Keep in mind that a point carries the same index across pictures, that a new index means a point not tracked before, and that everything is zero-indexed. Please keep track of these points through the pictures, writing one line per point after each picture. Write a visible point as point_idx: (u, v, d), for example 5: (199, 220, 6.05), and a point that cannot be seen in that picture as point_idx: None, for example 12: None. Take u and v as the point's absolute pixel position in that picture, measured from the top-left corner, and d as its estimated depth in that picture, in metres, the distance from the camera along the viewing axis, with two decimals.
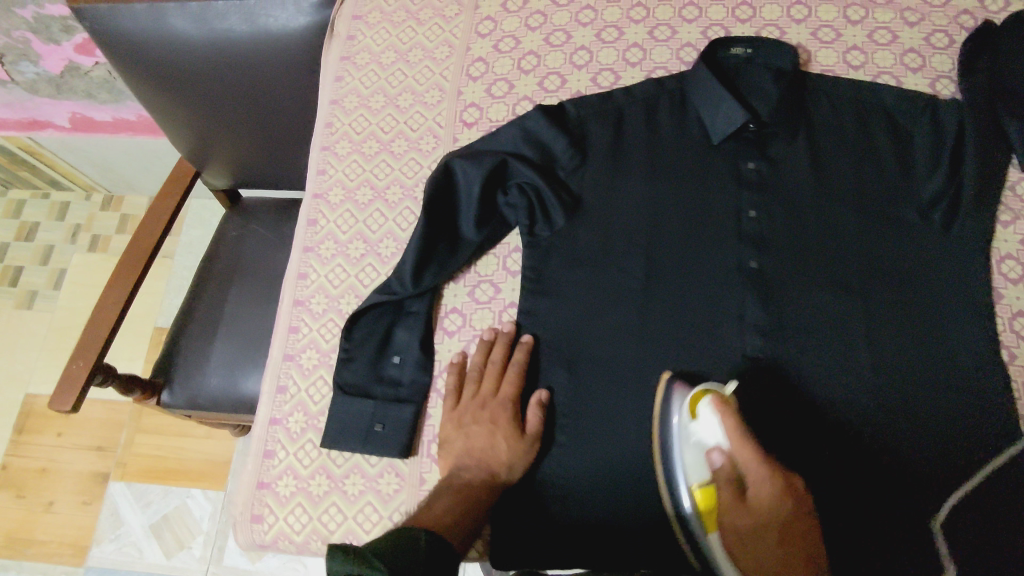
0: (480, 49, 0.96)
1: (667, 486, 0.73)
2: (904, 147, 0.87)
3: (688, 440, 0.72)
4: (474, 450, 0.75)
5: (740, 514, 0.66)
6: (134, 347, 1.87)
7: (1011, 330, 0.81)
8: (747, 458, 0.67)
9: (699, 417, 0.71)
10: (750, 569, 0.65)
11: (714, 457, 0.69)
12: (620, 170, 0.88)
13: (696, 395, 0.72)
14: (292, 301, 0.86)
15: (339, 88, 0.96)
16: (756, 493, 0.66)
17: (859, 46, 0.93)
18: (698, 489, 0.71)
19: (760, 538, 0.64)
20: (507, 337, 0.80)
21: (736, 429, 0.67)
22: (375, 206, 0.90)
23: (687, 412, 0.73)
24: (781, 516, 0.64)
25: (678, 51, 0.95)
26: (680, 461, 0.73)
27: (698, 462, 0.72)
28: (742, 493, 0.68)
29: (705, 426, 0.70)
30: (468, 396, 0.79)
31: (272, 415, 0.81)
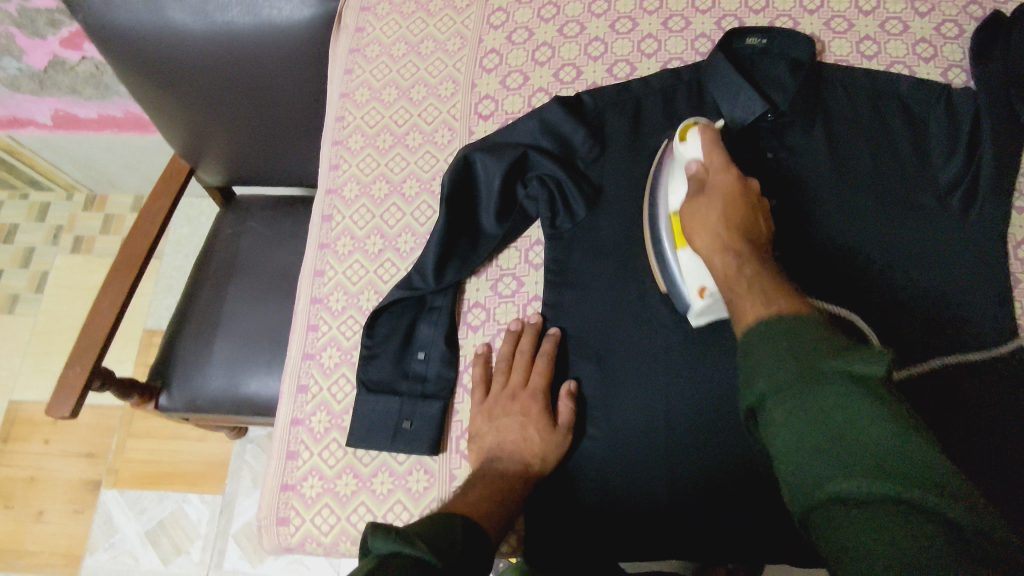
0: (494, 41, 0.96)
1: (652, 217, 0.78)
2: (920, 134, 0.87)
3: (676, 163, 0.77)
4: (507, 441, 0.73)
5: (696, 194, 0.71)
6: (124, 350, 1.82)
7: None
8: (718, 169, 0.71)
9: (688, 139, 0.75)
10: (698, 232, 0.68)
11: (693, 165, 0.73)
12: (640, 160, 0.88)
13: (685, 126, 0.76)
14: (310, 299, 0.84)
15: (349, 81, 0.94)
16: (710, 173, 0.71)
17: (871, 37, 0.94)
18: (674, 214, 0.76)
19: (712, 207, 0.68)
20: (534, 329, 0.79)
21: (716, 143, 0.73)
22: (392, 201, 0.88)
23: (678, 137, 0.77)
24: (732, 188, 0.68)
25: (693, 41, 0.95)
26: (665, 188, 0.78)
27: (680, 191, 0.75)
28: (701, 184, 0.72)
29: (692, 144, 0.74)
30: (497, 388, 0.77)
31: (293, 415, 0.79)
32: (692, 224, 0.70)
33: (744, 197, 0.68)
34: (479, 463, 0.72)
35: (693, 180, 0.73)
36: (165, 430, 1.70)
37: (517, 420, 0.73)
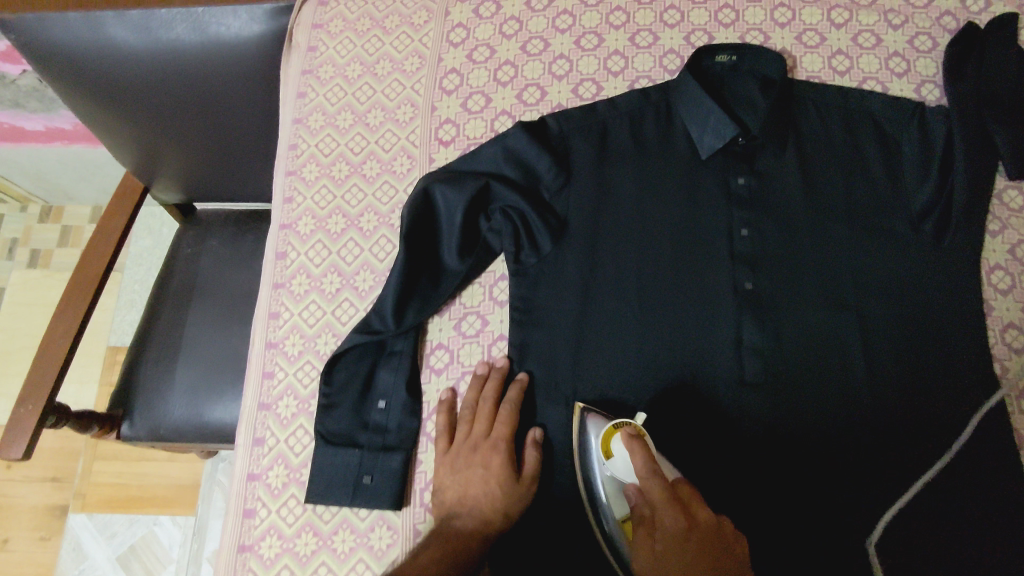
0: (454, 60, 0.91)
1: (585, 486, 0.72)
2: (892, 156, 0.85)
3: (608, 474, 0.70)
4: (467, 495, 0.70)
5: (644, 535, 0.62)
6: (86, 369, 1.75)
7: (1002, 342, 0.80)
8: (650, 477, 0.63)
9: (614, 455, 0.69)
10: (645, 570, 0.61)
11: (627, 488, 0.66)
12: (606, 188, 0.84)
13: (609, 429, 0.70)
14: (264, 344, 0.80)
15: (302, 105, 0.89)
16: (659, 523, 0.61)
17: (844, 51, 0.91)
18: (622, 522, 0.70)
19: (654, 546, 0.61)
20: (500, 374, 0.76)
21: (647, 458, 0.64)
22: (349, 236, 0.83)
23: (602, 449, 0.71)
24: (678, 531, 0.60)
25: (662, 58, 0.91)
26: (601, 482, 0.71)
27: (619, 481, 0.69)
28: (642, 514, 0.64)
29: (619, 463, 0.69)
30: (461, 437, 0.74)
31: (249, 470, 0.75)
32: (640, 558, 0.63)
33: (691, 536, 0.59)
34: (441, 516, 0.70)
35: (629, 494, 0.66)
36: (132, 451, 1.64)
37: (478, 473, 0.71)
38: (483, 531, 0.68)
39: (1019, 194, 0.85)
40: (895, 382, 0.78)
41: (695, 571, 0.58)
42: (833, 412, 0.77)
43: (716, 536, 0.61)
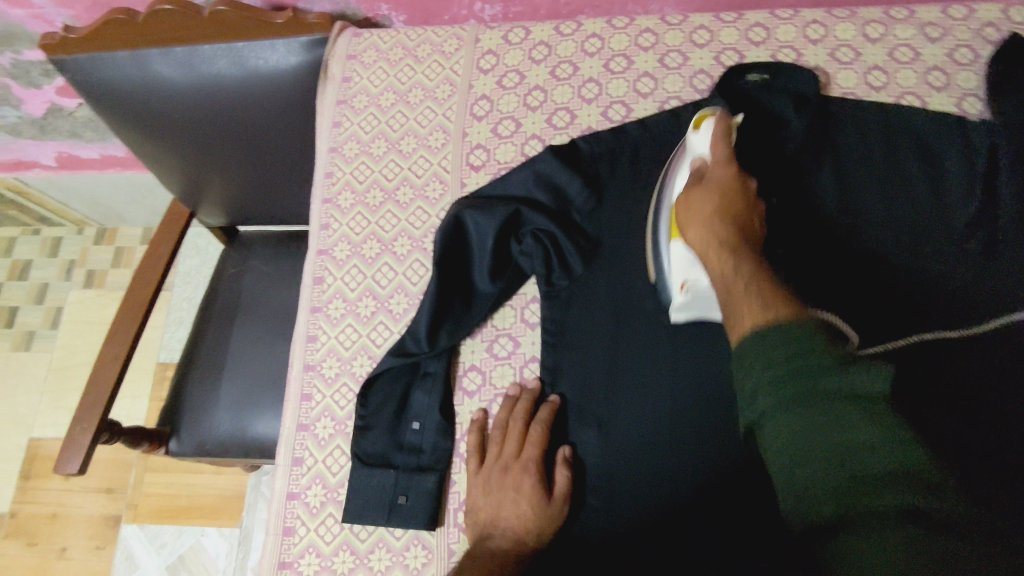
0: (484, 87, 0.93)
1: (653, 229, 0.77)
2: (934, 170, 0.82)
3: (687, 156, 0.76)
4: (498, 517, 0.71)
5: (695, 185, 0.70)
6: (138, 384, 1.83)
7: None
8: (721, 163, 0.70)
9: (699, 130, 0.74)
10: (687, 224, 0.67)
11: (696, 161, 0.73)
12: (637, 210, 0.84)
13: (700, 116, 0.76)
14: (302, 366, 0.83)
15: (337, 134, 0.93)
16: (710, 171, 0.69)
17: (880, 66, 0.89)
18: (675, 203, 0.75)
19: (704, 202, 0.66)
20: (531, 396, 0.77)
21: (723, 135, 0.71)
22: (383, 260, 0.86)
23: (693, 129, 0.76)
24: (731, 184, 0.67)
25: (691, 78, 0.90)
26: (675, 182, 0.76)
27: (685, 179, 0.74)
28: (701, 176, 0.70)
29: (702, 137, 0.74)
30: (493, 458, 0.75)
31: (289, 488, 0.78)
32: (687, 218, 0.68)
33: (744, 191, 0.67)
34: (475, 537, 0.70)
35: (694, 172, 0.71)
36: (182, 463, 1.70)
37: (510, 495, 0.71)
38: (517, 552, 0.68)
39: None
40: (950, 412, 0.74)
41: (729, 234, 0.63)
42: None
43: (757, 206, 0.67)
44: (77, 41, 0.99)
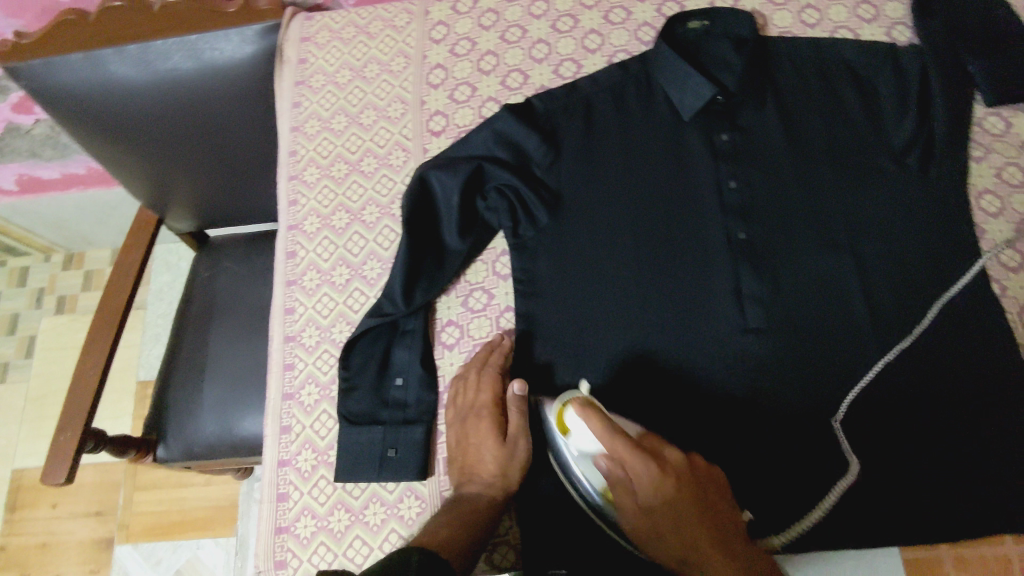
0: (437, 56, 0.95)
1: (577, 494, 0.72)
2: (870, 98, 0.87)
3: (577, 454, 0.70)
4: (467, 464, 0.72)
5: (617, 477, 0.64)
6: (119, 404, 1.80)
7: (997, 263, 0.80)
8: (627, 456, 0.61)
9: (570, 431, 0.70)
10: (632, 517, 0.64)
11: (597, 462, 0.67)
12: (595, 160, 0.87)
13: (558, 409, 0.71)
14: (283, 338, 0.84)
15: (298, 114, 0.94)
16: (631, 483, 0.63)
17: (812, 5, 0.93)
18: (602, 490, 0.68)
19: (647, 498, 0.62)
20: (486, 348, 0.78)
21: (608, 424, 0.63)
22: (353, 229, 0.87)
23: (559, 429, 0.71)
24: (660, 502, 0.61)
25: (636, 31, 0.94)
26: (581, 476, 0.70)
27: (592, 471, 0.69)
28: (614, 465, 0.64)
29: (578, 436, 0.69)
30: (462, 408, 0.76)
31: (280, 456, 0.79)
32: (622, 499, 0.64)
33: (678, 490, 0.61)
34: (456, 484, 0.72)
35: (610, 473, 0.65)
36: (171, 478, 1.69)
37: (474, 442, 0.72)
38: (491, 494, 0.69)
39: (999, 120, 0.85)
40: (906, 339, 0.77)
41: (698, 524, 0.60)
42: (838, 345, 0.78)
43: (692, 475, 0.63)
44: (29, 49, 0.99)
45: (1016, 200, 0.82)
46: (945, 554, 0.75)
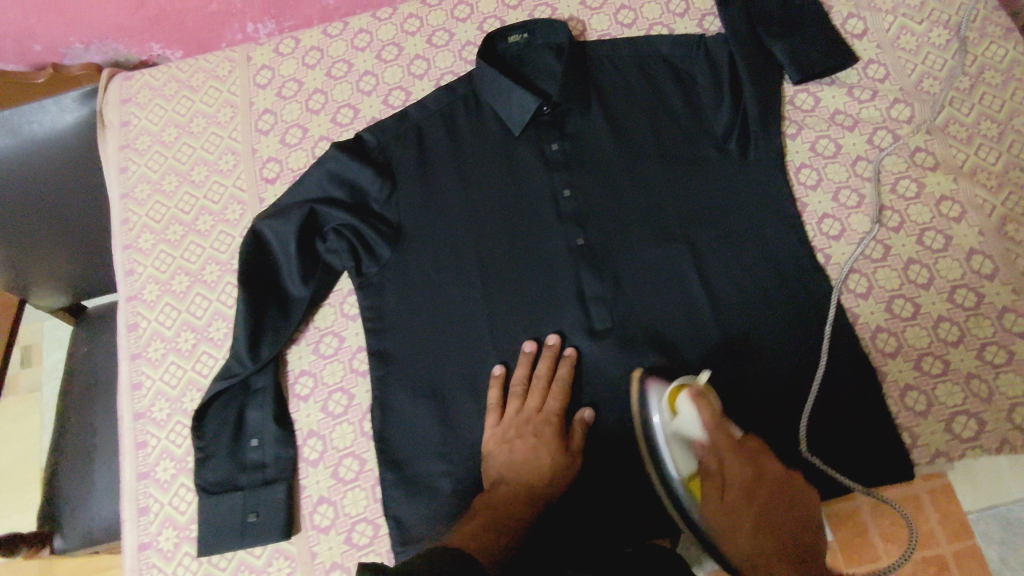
0: (265, 101, 0.93)
1: (661, 485, 0.72)
2: (689, 89, 0.89)
3: (671, 433, 0.72)
4: (517, 466, 0.73)
5: (710, 486, 0.69)
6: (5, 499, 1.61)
7: (820, 234, 0.83)
8: (724, 448, 0.68)
9: (679, 412, 0.71)
10: (733, 549, 0.66)
11: (698, 448, 0.70)
12: (432, 186, 0.87)
13: (672, 390, 0.72)
14: (132, 416, 0.80)
15: (126, 180, 0.90)
16: (727, 473, 0.68)
17: (626, 4, 0.95)
18: (689, 480, 0.71)
19: (739, 522, 0.66)
20: (552, 351, 0.78)
21: (716, 423, 0.69)
22: (194, 291, 0.84)
23: (667, 411, 0.72)
24: (752, 479, 0.67)
25: (460, 51, 0.94)
26: (663, 443, 0.72)
27: (682, 454, 0.72)
28: (709, 470, 0.69)
29: (684, 421, 0.71)
30: (514, 411, 0.77)
31: (140, 540, 0.75)
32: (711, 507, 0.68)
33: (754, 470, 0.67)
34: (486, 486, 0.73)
35: (704, 467, 0.69)
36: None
37: (504, 458, 0.73)
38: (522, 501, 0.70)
39: (809, 95, 0.88)
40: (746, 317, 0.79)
41: (773, 553, 0.63)
42: (681, 332, 0.80)
43: (756, 474, 0.67)
44: None
45: (831, 171, 0.85)
46: (862, 503, 0.82)
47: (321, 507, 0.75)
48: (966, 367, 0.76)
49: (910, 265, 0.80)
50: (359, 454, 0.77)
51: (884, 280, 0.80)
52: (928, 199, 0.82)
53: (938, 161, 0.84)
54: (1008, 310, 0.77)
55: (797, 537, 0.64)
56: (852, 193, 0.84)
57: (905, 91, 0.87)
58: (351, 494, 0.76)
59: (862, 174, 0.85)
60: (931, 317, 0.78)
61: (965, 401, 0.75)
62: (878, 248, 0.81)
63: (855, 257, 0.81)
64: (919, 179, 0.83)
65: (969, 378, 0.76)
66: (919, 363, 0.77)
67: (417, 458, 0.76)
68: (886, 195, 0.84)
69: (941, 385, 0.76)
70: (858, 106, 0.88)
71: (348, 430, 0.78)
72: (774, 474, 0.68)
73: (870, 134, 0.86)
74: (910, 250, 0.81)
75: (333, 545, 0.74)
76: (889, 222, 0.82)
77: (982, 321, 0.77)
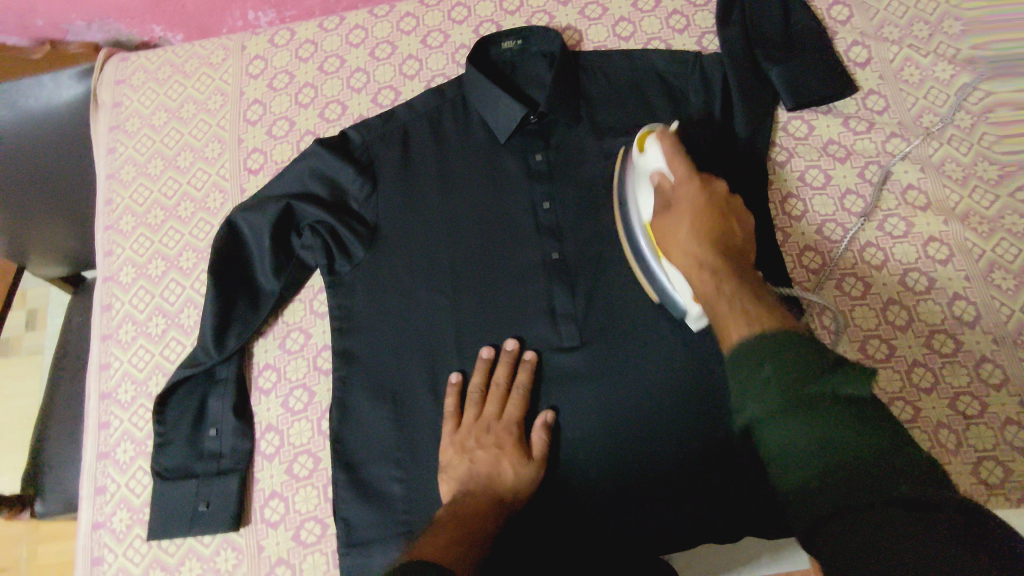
0: (255, 91, 0.94)
1: (632, 248, 0.74)
2: (681, 105, 0.86)
3: (640, 173, 0.73)
4: (480, 474, 0.71)
5: (664, 204, 0.67)
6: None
7: (800, 266, 0.80)
8: (682, 180, 0.66)
9: (647, 151, 0.71)
10: (671, 243, 0.64)
11: (658, 179, 0.68)
12: (413, 189, 0.86)
13: (643, 135, 0.73)
14: (98, 395, 0.82)
15: (113, 161, 0.92)
16: (674, 183, 0.66)
17: (626, 17, 0.94)
18: (647, 225, 0.71)
19: (678, 225, 0.64)
20: (510, 357, 0.77)
21: (674, 149, 0.67)
22: (170, 276, 0.86)
23: (639, 149, 0.73)
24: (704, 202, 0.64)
25: (454, 54, 0.93)
26: (635, 199, 0.73)
27: (649, 197, 0.71)
28: (667, 202, 0.67)
29: (651, 156, 0.71)
30: (470, 420, 0.76)
31: (95, 518, 0.77)
32: (665, 239, 0.65)
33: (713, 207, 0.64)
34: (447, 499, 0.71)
35: (660, 192, 0.68)
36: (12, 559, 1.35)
37: (464, 467, 0.72)
38: (486, 509, 0.67)
39: (802, 122, 0.86)
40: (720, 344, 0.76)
41: (706, 262, 0.60)
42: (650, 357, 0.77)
43: (738, 225, 0.64)
44: None
45: (817, 202, 0.83)
46: None
47: (272, 502, 0.76)
48: (937, 416, 0.73)
49: (889, 306, 0.78)
50: (314, 452, 0.77)
51: (861, 319, 0.78)
52: (916, 239, 0.80)
53: (930, 200, 0.81)
54: (986, 361, 0.74)
55: (759, 292, 0.57)
56: (838, 226, 0.82)
57: (903, 125, 0.85)
58: (302, 491, 0.76)
59: (849, 207, 0.82)
60: (905, 361, 0.76)
61: (932, 452, 0.72)
62: (858, 286, 0.79)
63: (833, 292, 0.79)
64: (909, 217, 0.81)
65: (939, 428, 0.73)
66: (889, 408, 0.74)
67: (368, 462, 0.76)
68: (872, 230, 0.81)
69: (910, 432, 0.73)
70: (853, 137, 0.85)
71: (305, 428, 0.78)
72: (745, 242, 0.65)
73: (862, 167, 0.84)
74: (891, 290, 0.78)
75: (281, 540, 0.74)
76: (873, 259, 0.80)
77: (959, 369, 0.74)
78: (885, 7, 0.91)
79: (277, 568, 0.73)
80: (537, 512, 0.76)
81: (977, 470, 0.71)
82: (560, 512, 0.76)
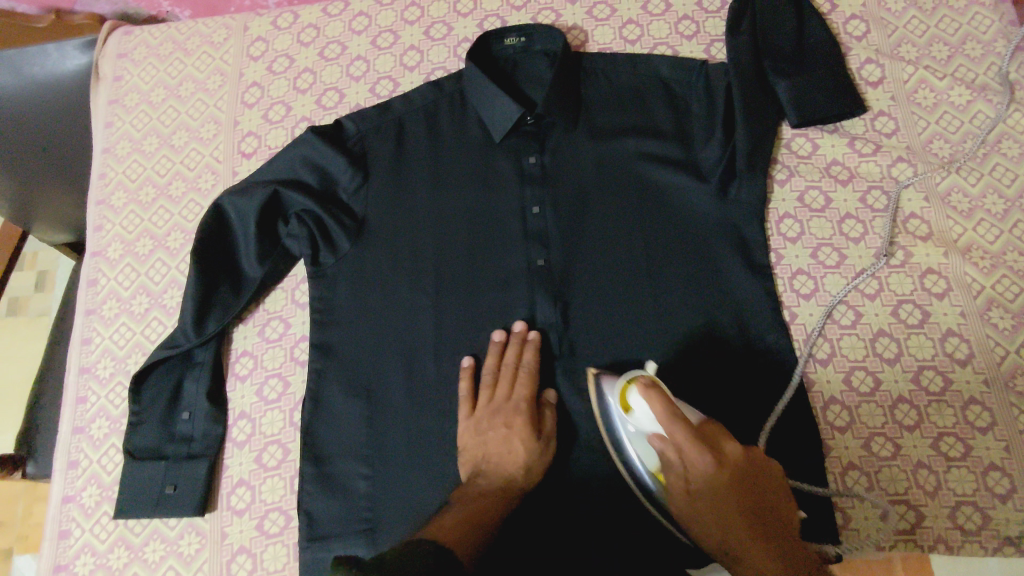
0: (254, 73, 0.93)
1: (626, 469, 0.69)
2: (681, 117, 0.84)
3: (634, 431, 0.67)
4: (493, 457, 0.71)
5: (681, 490, 0.61)
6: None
7: (790, 289, 0.78)
8: (707, 473, 0.59)
9: (632, 409, 0.65)
10: (694, 496, 0.60)
11: (656, 443, 0.63)
12: (403, 184, 0.85)
13: (623, 385, 0.67)
14: (77, 370, 0.82)
15: (109, 135, 0.92)
16: (687, 463, 0.60)
17: (634, 20, 0.91)
18: (654, 471, 0.66)
19: (705, 494, 0.59)
20: (522, 340, 0.76)
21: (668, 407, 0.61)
22: (156, 256, 0.86)
23: (621, 406, 0.67)
24: (729, 492, 0.58)
25: (456, 47, 0.91)
26: (630, 442, 0.67)
27: (647, 452, 0.66)
28: (683, 476, 0.61)
29: (640, 416, 0.64)
30: (485, 402, 0.75)
31: (65, 492, 0.78)
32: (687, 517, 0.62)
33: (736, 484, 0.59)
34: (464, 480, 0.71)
35: (666, 465, 0.63)
36: (8, 515, 1.36)
37: (479, 451, 0.72)
38: (500, 492, 0.68)
39: (806, 140, 0.84)
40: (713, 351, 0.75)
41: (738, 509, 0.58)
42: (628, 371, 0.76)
43: (751, 468, 0.60)
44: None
45: (815, 224, 0.80)
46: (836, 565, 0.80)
47: (238, 489, 0.76)
48: (917, 455, 0.71)
49: (879, 337, 0.76)
50: (284, 443, 0.78)
51: (848, 349, 0.76)
52: (913, 270, 0.77)
53: (931, 231, 0.79)
54: (974, 402, 0.72)
55: (781, 536, 0.58)
56: (833, 251, 0.79)
57: (910, 150, 0.82)
58: (270, 481, 0.76)
59: (847, 232, 0.80)
60: (889, 396, 0.74)
61: (908, 491, 0.70)
62: (848, 314, 0.77)
63: (822, 319, 0.77)
64: (908, 247, 0.78)
65: (918, 468, 0.71)
66: (868, 443, 0.72)
67: (337, 456, 0.76)
68: (869, 258, 0.79)
69: (888, 470, 0.71)
70: (858, 160, 0.83)
71: (278, 417, 0.79)
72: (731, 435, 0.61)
73: (864, 192, 0.81)
74: (882, 322, 0.76)
75: (245, 529, 0.75)
76: (867, 288, 0.78)
77: (944, 409, 0.72)
78: (903, 25, 0.88)
79: (239, 556, 0.74)
80: (540, 507, 0.73)
81: (954, 514, 0.69)
82: (548, 521, 0.73)
